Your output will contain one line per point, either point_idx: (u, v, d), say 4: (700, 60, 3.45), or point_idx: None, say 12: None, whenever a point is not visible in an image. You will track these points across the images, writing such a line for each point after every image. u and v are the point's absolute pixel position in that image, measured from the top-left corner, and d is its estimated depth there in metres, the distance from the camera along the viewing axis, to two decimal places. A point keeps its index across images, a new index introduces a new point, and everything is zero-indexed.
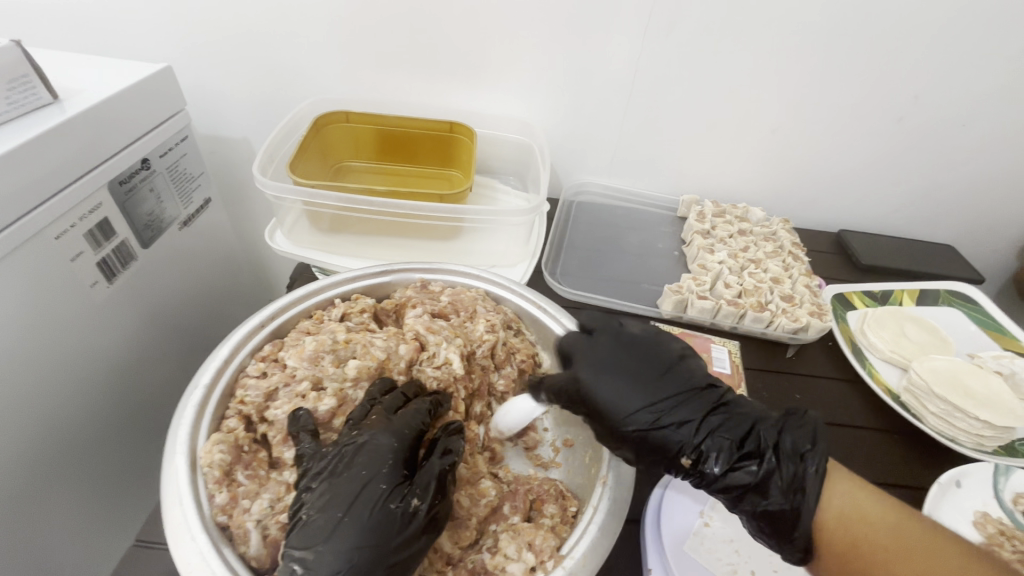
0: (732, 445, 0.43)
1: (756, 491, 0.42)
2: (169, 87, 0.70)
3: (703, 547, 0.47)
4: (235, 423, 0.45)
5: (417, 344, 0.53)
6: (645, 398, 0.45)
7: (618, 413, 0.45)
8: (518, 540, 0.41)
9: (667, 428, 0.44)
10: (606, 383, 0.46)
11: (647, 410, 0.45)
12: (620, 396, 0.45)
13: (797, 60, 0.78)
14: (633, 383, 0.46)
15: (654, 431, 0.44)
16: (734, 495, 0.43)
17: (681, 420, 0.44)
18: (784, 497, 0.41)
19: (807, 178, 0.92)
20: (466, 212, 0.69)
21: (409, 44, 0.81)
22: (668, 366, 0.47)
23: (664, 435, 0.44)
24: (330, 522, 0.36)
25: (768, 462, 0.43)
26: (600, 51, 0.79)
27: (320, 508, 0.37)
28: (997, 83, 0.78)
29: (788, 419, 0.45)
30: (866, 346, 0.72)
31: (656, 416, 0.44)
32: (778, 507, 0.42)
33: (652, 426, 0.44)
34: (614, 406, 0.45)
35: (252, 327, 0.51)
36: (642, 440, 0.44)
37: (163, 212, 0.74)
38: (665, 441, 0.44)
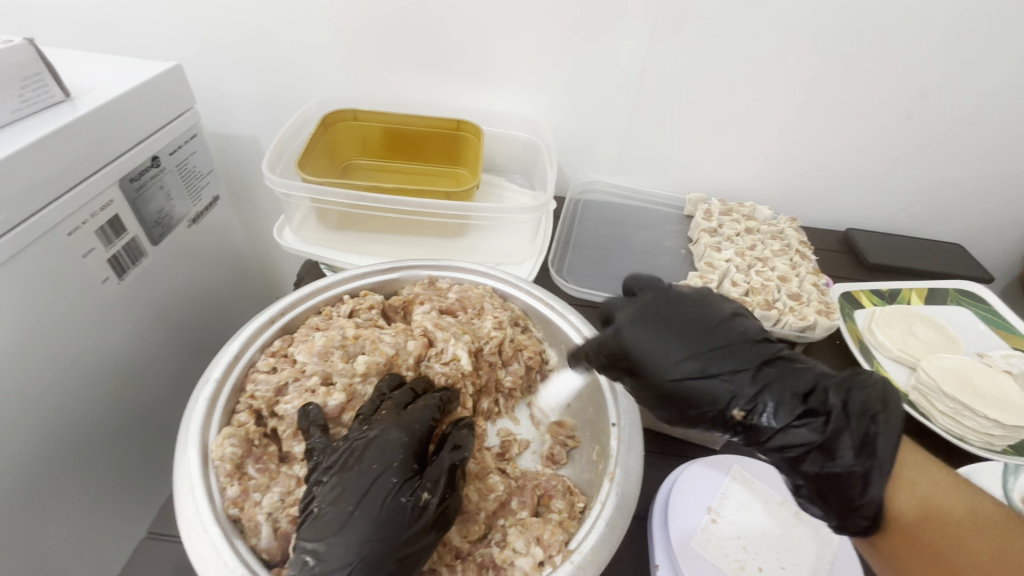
0: (793, 402, 0.44)
1: (821, 450, 0.43)
2: (179, 85, 0.71)
3: (709, 542, 0.47)
4: (245, 417, 0.45)
5: (425, 340, 0.53)
6: (702, 354, 0.45)
7: (664, 363, 0.44)
8: (527, 535, 0.41)
9: (722, 386, 0.44)
10: (663, 340, 0.45)
11: (705, 367, 0.44)
12: (678, 352, 0.45)
13: (804, 58, 0.77)
14: (692, 339, 0.45)
15: (712, 388, 0.44)
16: (796, 455, 0.44)
17: (738, 375, 0.44)
18: (853, 457, 0.42)
19: (813, 176, 0.92)
20: (474, 209, 0.69)
21: (417, 44, 0.81)
22: (721, 319, 0.46)
23: (722, 392, 0.44)
24: (344, 513, 0.37)
25: (832, 420, 0.43)
26: (605, 50, 0.79)
27: (333, 501, 0.38)
28: (1006, 81, 0.77)
29: (854, 377, 0.45)
30: (874, 345, 0.72)
31: (713, 372, 0.44)
32: (844, 467, 0.42)
33: (712, 383, 0.44)
34: (670, 364, 0.44)
35: (261, 323, 0.52)
36: (699, 399, 0.44)
37: (173, 210, 0.75)
38: (724, 400, 0.44)
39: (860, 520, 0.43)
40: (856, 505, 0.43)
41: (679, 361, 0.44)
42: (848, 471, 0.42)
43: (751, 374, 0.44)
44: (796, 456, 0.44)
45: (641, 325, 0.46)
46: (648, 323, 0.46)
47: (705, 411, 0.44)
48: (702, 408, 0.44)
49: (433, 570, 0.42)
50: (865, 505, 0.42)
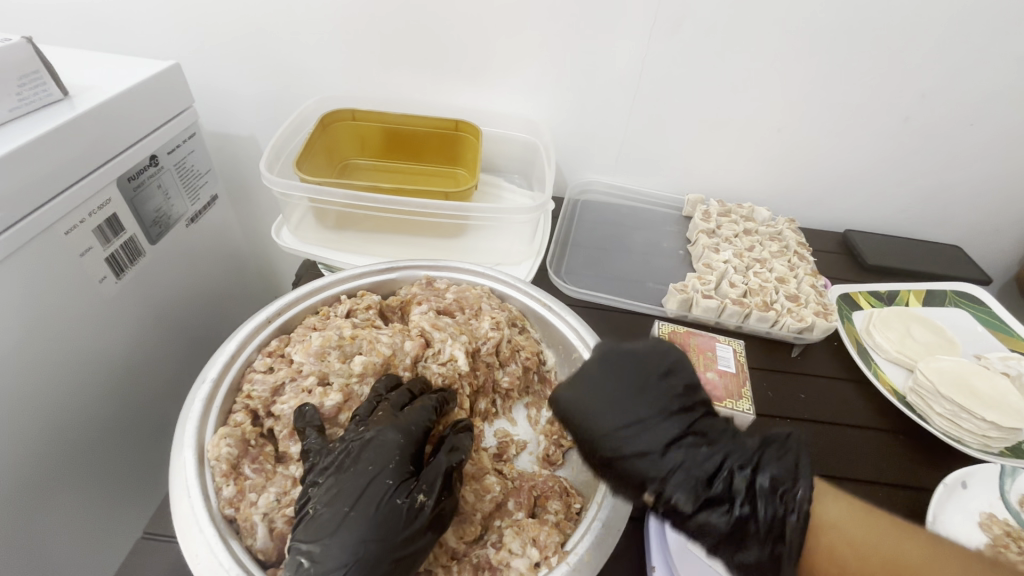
0: (700, 489, 0.41)
1: (729, 535, 0.40)
2: (177, 84, 0.71)
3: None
4: (241, 417, 0.45)
5: (422, 340, 0.53)
6: (619, 429, 0.42)
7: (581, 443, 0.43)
8: (522, 536, 0.41)
9: (636, 460, 0.42)
10: (590, 412, 0.43)
11: (621, 442, 0.42)
12: (597, 426, 0.43)
13: (803, 59, 0.77)
14: (612, 411, 0.43)
15: (625, 465, 0.42)
16: (708, 540, 0.41)
17: (652, 451, 0.42)
18: (759, 546, 0.40)
19: (812, 177, 0.92)
20: (472, 209, 0.69)
21: (415, 43, 0.81)
22: (648, 381, 0.44)
23: (633, 473, 0.42)
24: (339, 516, 0.37)
25: (739, 507, 0.40)
26: (604, 50, 0.79)
27: (328, 503, 0.37)
28: (1005, 83, 0.77)
29: (764, 450, 0.42)
30: (872, 346, 0.72)
31: (630, 447, 0.42)
32: (751, 552, 0.40)
33: (624, 461, 0.42)
34: (591, 437, 0.43)
35: (258, 322, 0.52)
36: (613, 475, 0.42)
37: (170, 209, 0.75)
38: (636, 479, 0.42)
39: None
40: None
41: (599, 435, 0.43)
42: (754, 558, 0.40)
43: (663, 453, 0.42)
44: (706, 540, 0.41)
45: (568, 396, 0.44)
46: (572, 392, 0.44)
47: (619, 487, 0.43)
48: (617, 484, 0.43)
49: (430, 570, 0.42)
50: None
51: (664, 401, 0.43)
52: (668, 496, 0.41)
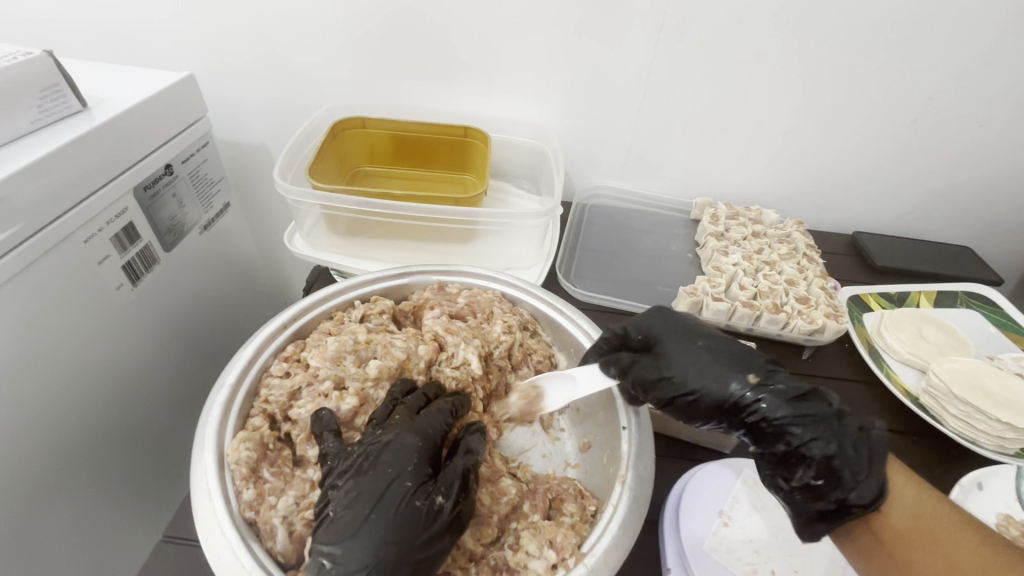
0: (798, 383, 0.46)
1: (825, 427, 0.44)
2: (192, 94, 0.72)
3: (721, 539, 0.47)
4: (259, 421, 0.46)
5: (436, 344, 0.54)
6: (715, 346, 0.49)
7: (683, 355, 0.48)
8: (539, 538, 0.41)
9: (732, 367, 0.47)
10: (682, 336, 0.50)
11: (721, 352, 0.48)
12: (699, 344, 0.49)
13: (809, 63, 0.78)
14: (704, 342, 0.49)
15: (727, 367, 0.47)
16: (799, 435, 0.44)
17: (746, 363, 0.47)
18: (854, 428, 0.43)
19: (820, 180, 0.92)
20: (482, 215, 0.70)
21: (424, 51, 0.82)
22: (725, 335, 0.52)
23: (739, 374, 0.46)
24: (365, 511, 0.37)
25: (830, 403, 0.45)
26: (611, 56, 0.79)
27: (350, 504, 0.38)
28: (1012, 83, 0.78)
29: None
30: (883, 348, 0.72)
31: (722, 358, 0.48)
32: (847, 438, 0.43)
33: (726, 363, 0.47)
34: (686, 353, 0.48)
35: (274, 328, 0.52)
36: (719, 375, 0.47)
37: (185, 217, 0.76)
38: (729, 378, 0.46)
39: (869, 488, 0.42)
40: (855, 481, 0.42)
41: (700, 348, 0.48)
42: (847, 447, 0.43)
43: (755, 366, 0.47)
44: (801, 434, 0.44)
45: (667, 324, 0.51)
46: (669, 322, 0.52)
47: (712, 385, 0.46)
48: (721, 383, 0.46)
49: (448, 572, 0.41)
50: (863, 481, 0.42)
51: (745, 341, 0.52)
52: (768, 393, 0.45)
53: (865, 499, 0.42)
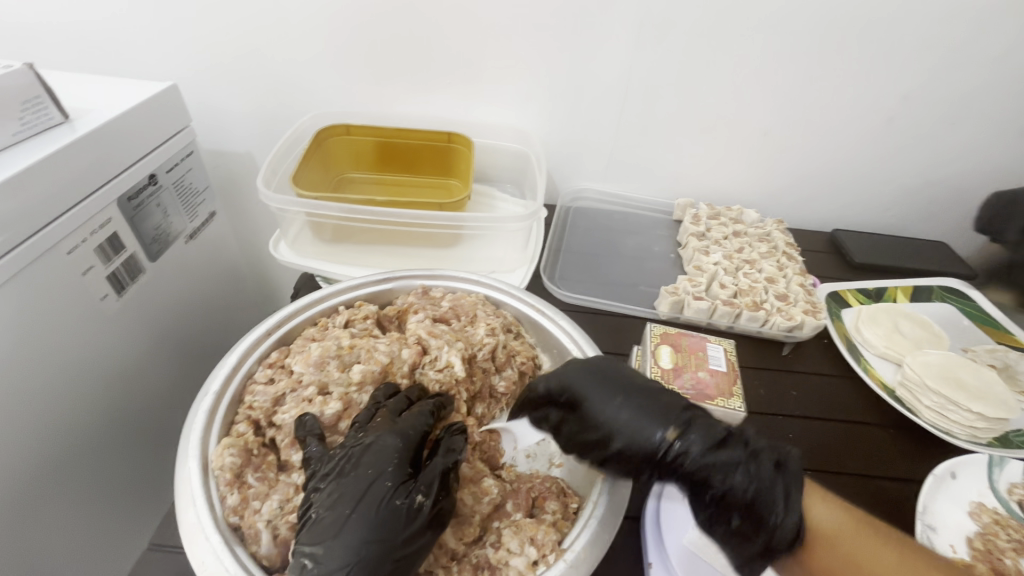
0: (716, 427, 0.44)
1: (746, 469, 0.42)
2: (174, 104, 0.73)
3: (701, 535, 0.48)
4: (244, 428, 0.46)
5: (419, 348, 0.54)
6: (634, 395, 0.46)
7: (602, 408, 0.46)
8: (521, 535, 0.41)
9: (650, 417, 0.45)
10: (599, 383, 0.48)
11: (640, 402, 0.46)
12: (616, 393, 0.47)
13: (784, 64, 0.80)
14: (623, 390, 0.47)
15: (646, 416, 0.45)
16: (724, 478, 0.42)
17: (663, 410, 0.45)
18: (774, 469, 0.42)
19: (799, 179, 0.94)
20: (465, 219, 0.71)
21: (407, 58, 0.83)
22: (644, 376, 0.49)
23: (660, 428, 0.44)
24: (348, 510, 0.38)
25: (749, 442, 0.44)
26: (592, 59, 0.81)
27: (334, 502, 0.39)
28: (980, 83, 0.80)
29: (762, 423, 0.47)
30: (862, 342, 0.74)
31: (639, 407, 0.45)
32: (766, 482, 0.42)
33: (646, 413, 0.45)
34: (605, 404, 0.46)
35: (258, 335, 0.53)
36: (638, 432, 0.44)
37: (170, 226, 0.76)
38: (650, 429, 0.44)
39: (790, 524, 0.41)
40: (779, 518, 0.41)
41: (619, 402, 0.46)
42: (769, 485, 0.42)
43: (673, 410, 0.45)
44: (724, 478, 0.42)
45: (585, 375, 0.49)
46: (587, 369, 0.49)
47: (632, 442, 0.44)
48: (640, 437, 0.44)
49: (431, 571, 0.42)
50: (787, 516, 0.41)
51: None
52: (684, 450, 0.43)
53: (788, 536, 0.41)
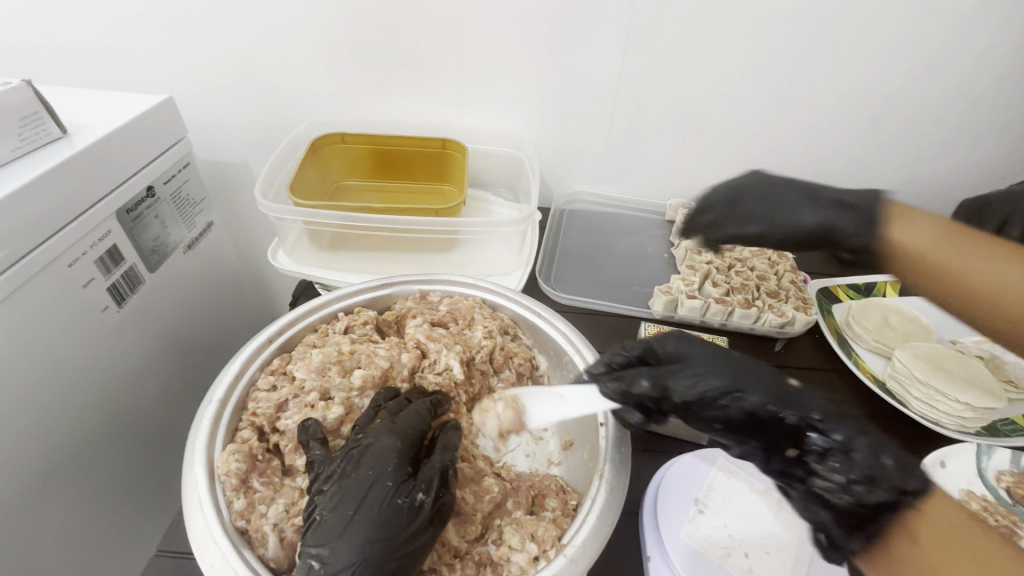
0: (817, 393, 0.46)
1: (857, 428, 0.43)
2: (171, 116, 0.74)
3: (699, 522, 0.49)
4: (248, 433, 0.47)
5: (418, 351, 0.56)
6: (733, 358, 0.48)
7: (706, 367, 0.47)
8: (521, 532, 0.42)
9: (756, 376, 0.46)
10: (698, 348, 0.50)
11: (734, 360, 0.48)
12: (717, 358, 0.48)
13: (768, 64, 0.81)
14: (724, 356, 0.49)
15: (751, 374, 0.47)
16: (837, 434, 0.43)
17: (768, 374, 0.47)
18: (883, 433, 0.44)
19: (788, 177, 0.95)
20: (461, 224, 0.72)
21: (399, 66, 0.84)
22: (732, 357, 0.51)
23: (763, 380, 0.46)
24: (353, 506, 0.39)
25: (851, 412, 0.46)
26: (581, 64, 0.82)
27: (340, 499, 0.40)
28: (960, 80, 0.82)
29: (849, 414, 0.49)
30: (852, 337, 0.75)
31: (743, 368, 0.47)
32: (881, 439, 0.43)
33: (755, 375, 0.47)
34: (708, 364, 0.47)
35: (259, 343, 0.54)
36: (744, 381, 0.46)
37: (168, 237, 0.77)
38: (758, 383, 0.46)
39: (914, 475, 0.41)
40: (903, 469, 0.41)
41: (717, 357, 0.48)
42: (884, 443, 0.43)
43: (776, 376, 0.47)
44: (838, 432, 0.43)
45: (682, 342, 0.50)
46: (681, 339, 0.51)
47: (743, 392, 0.45)
48: (751, 389, 0.45)
49: (434, 568, 0.43)
50: (912, 471, 0.41)
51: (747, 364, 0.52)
52: (788, 396, 0.45)
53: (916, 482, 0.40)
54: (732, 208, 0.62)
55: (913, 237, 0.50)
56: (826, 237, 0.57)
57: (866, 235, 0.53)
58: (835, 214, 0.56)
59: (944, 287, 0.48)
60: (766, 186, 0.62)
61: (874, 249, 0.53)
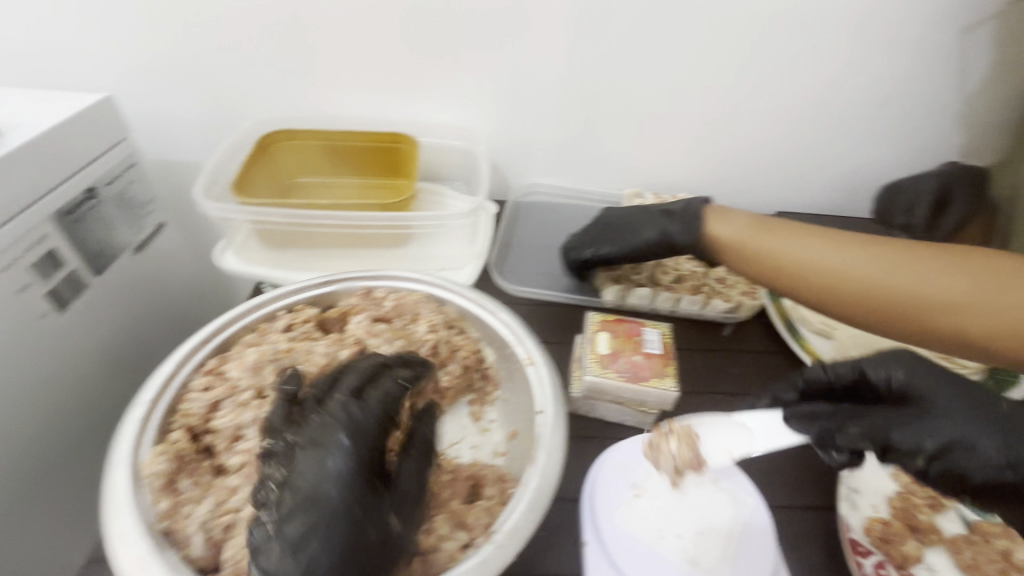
0: None
1: None
2: (111, 115, 0.72)
3: (631, 505, 0.50)
4: (179, 435, 0.46)
5: (358, 348, 0.55)
6: (966, 411, 0.46)
7: (941, 426, 0.45)
8: (452, 520, 0.43)
9: (993, 444, 0.44)
10: (928, 389, 0.47)
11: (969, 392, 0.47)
12: (952, 406, 0.46)
13: (713, 53, 0.82)
14: (959, 402, 0.46)
15: (990, 438, 0.44)
16: None
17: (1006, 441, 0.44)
18: None
19: (743, 166, 0.96)
20: (409, 219, 0.73)
21: (349, 60, 0.84)
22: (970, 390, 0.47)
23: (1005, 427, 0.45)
24: (326, 493, 0.37)
25: None
26: (531, 56, 0.83)
27: (307, 476, 0.38)
28: (904, 66, 0.83)
29: None
30: (799, 320, 0.75)
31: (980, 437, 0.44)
32: None
33: (1000, 438, 0.44)
34: (939, 424, 0.45)
35: (195, 342, 0.53)
36: (974, 432, 0.44)
37: (114, 239, 0.76)
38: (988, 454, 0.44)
39: None
40: None
41: (950, 390, 0.47)
42: None
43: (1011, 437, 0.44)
44: None
45: (913, 377, 0.48)
46: (911, 369, 0.49)
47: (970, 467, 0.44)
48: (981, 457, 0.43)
49: None
50: None
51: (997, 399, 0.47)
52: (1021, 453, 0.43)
53: None
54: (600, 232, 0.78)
55: (729, 234, 0.68)
56: (665, 245, 0.72)
57: (692, 234, 0.70)
58: (666, 224, 0.72)
59: (763, 268, 0.64)
60: (619, 215, 0.79)
61: (704, 243, 0.70)
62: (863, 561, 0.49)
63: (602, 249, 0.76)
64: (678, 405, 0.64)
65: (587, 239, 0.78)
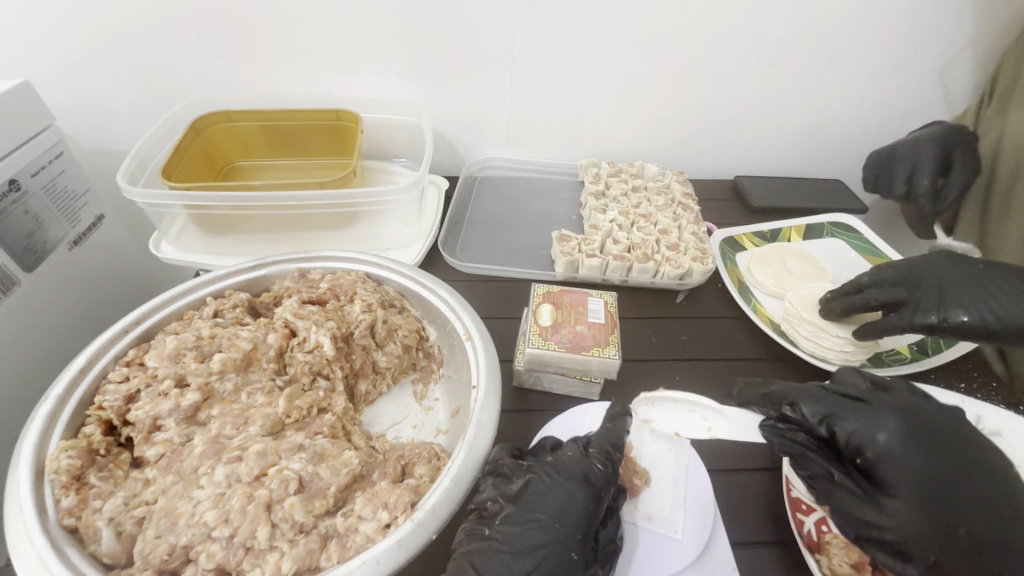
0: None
1: None
2: (28, 101, 0.68)
3: (644, 438, 0.55)
4: (91, 429, 0.44)
5: (287, 331, 0.53)
6: (926, 493, 0.45)
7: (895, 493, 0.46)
8: (374, 502, 0.42)
9: (932, 529, 0.44)
10: (901, 457, 0.47)
11: (945, 496, 0.45)
12: (917, 481, 0.46)
13: (662, 13, 0.79)
14: (925, 481, 0.45)
15: (935, 524, 0.44)
16: None
17: (952, 532, 0.43)
18: None
19: (698, 131, 0.94)
20: (348, 198, 0.70)
21: (280, 34, 0.79)
22: (945, 470, 0.46)
23: (972, 520, 0.44)
24: (562, 495, 0.45)
25: None
26: (472, 25, 0.79)
27: (537, 493, 0.45)
28: (863, 20, 0.80)
29: None
30: (753, 284, 0.77)
31: (924, 517, 0.44)
32: None
33: (943, 528, 0.43)
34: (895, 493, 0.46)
35: (113, 333, 0.51)
36: (923, 516, 0.44)
37: (46, 234, 0.72)
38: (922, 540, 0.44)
39: None
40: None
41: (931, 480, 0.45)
42: None
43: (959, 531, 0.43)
44: None
45: (892, 442, 0.48)
46: (897, 435, 0.48)
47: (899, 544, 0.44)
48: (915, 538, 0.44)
49: (274, 547, 0.39)
50: None
51: (966, 483, 0.46)
52: (956, 549, 0.43)
53: None
54: (934, 289, 0.60)
55: None
56: None
57: None
58: None
59: None
60: (971, 270, 0.60)
61: None
62: (804, 519, 0.49)
63: (973, 313, 0.57)
64: (625, 373, 0.63)
65: (940, 302, 0.58)
